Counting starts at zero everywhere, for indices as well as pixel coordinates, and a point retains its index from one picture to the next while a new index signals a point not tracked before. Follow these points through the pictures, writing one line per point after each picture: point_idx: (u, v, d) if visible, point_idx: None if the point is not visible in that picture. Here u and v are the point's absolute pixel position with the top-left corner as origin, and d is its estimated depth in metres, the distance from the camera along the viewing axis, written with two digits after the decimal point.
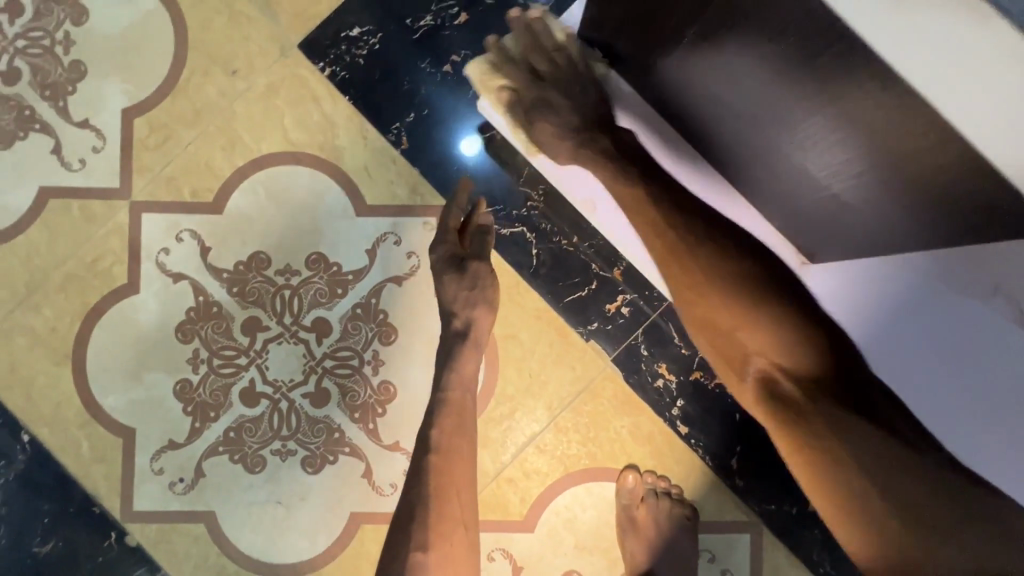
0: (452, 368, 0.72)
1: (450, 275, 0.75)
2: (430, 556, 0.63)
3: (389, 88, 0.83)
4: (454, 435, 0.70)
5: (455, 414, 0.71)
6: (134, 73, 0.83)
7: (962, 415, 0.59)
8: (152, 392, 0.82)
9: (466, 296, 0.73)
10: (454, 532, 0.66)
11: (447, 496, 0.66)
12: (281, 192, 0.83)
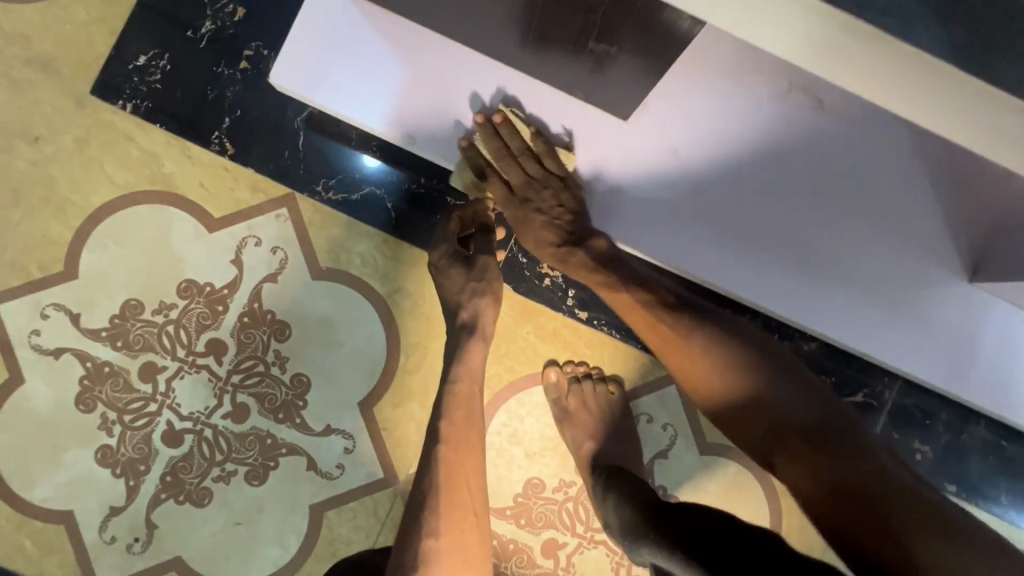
0: (460, 360, 0.75)
1: (456, 270, 0.79)
2: (443, 543, 0.62)
3: (195, 102, 0.84)
4: (464, 426, 0.71)
5: (464, 407, 0.71)
6: None
7: (818, 194, 0.80)
8: (76, 469, 0.82)
9: (472, 288, 0.78)
10: (465, 520, 0.65)
11: (455, 487, 0.66)
12: (128, 236, 0.83)
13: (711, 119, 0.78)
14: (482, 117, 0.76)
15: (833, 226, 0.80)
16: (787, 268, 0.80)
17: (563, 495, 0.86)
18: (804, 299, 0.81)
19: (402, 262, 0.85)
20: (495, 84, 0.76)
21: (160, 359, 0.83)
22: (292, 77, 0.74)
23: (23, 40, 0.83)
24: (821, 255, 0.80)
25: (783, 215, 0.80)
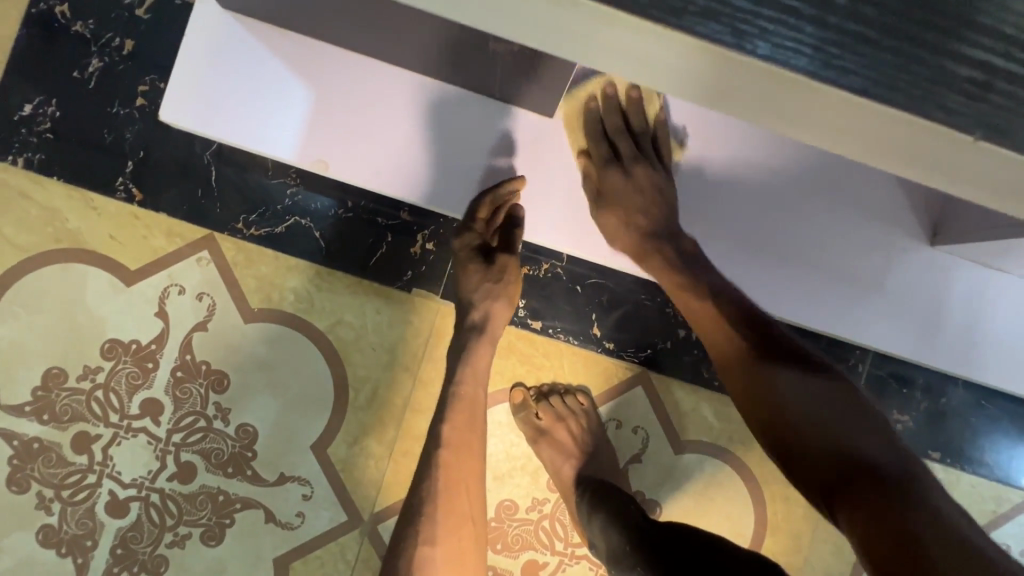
0: (463, 361, 0.71)
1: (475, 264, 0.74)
2: (439, 550, 0.63)
3: (92, 147, 0.77)
4: (466, 431, 0.69)
5: (466, 413, 0.69)
6: None
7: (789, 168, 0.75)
8: (17, 554, 0.77)
9: (489, 289, 0.73)
10: (463, 527, 0.66)
11: (454, 494, 0.66)
12: (41, 300, 0.77)
13: (644, 99, 0.73)
14: (399, 129, 0.70)
15: (793, 197, 0.76)
16: (745, 249, 0.76)
17: (539, 513, 0.83)
18: (770, 273, 0.77)
19: (340, 292, 0.80)
20: (407, 91, 0.69)
21: (94, 426, 0.78)
22: (188, 117, 0.69)
23: None
24: (776, 234, 0.76)
25: (732, 196, 0.75)
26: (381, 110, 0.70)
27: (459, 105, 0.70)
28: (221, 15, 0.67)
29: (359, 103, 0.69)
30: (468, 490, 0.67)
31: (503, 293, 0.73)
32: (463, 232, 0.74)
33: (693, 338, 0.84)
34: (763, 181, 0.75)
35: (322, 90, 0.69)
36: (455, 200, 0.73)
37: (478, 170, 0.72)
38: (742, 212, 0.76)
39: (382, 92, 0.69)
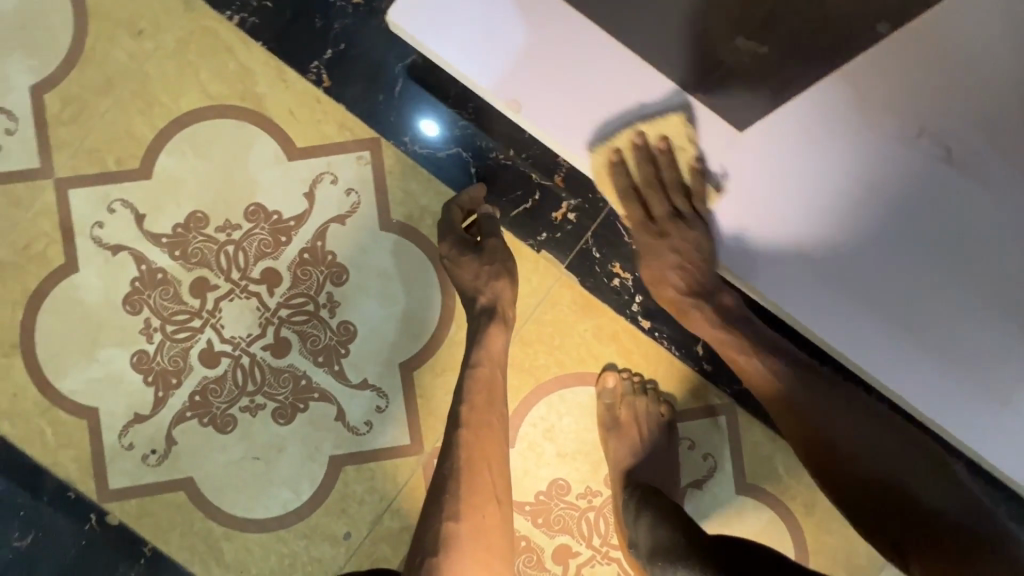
0: (478, 343, 0.71)
1: (469, 257, 0.74)
2: (464, 526, 0.61)
3: (302, 27, 0.82)
4: (486, 410, 0.68)
5: (485, 392, 0.68)
6: (37, 47, 0.80)
7: (947, 257, 0.66)
8: (110, 368, 0.81)
9: (488, 271, 0.73)
10: (486, 505, 0.63)
11: (477, 472, 0.64)
12: (209, 148, 0.82)
13: (805, 136, 0.67)
14: (624, 126, 0.71)
15: (942, 290, 0.66)
16: (883, 327, 0.68)
17: (587, 503, 0.83)
18: (890, 362, 0.68)
19: None
20: (646, 99, 0.70)
21: (214, 276, 0.81)
22: (412, 28, 0.72)
23: None
24: (927, 322, 0.67)
25: (870, 268, 0.67)
26: (584, 74, 0.71)
27: (690, 121, 0.69)
28: None
29: (568, 63, 0.71)
30: (491, 462, 0.65)
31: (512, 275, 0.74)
32: (446, 235, 0.76)
33: None
34: (910, 260, 0.66)
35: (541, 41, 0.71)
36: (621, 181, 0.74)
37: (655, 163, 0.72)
38: (895, 287, 0.67)
39: (590, 59, 0.71)
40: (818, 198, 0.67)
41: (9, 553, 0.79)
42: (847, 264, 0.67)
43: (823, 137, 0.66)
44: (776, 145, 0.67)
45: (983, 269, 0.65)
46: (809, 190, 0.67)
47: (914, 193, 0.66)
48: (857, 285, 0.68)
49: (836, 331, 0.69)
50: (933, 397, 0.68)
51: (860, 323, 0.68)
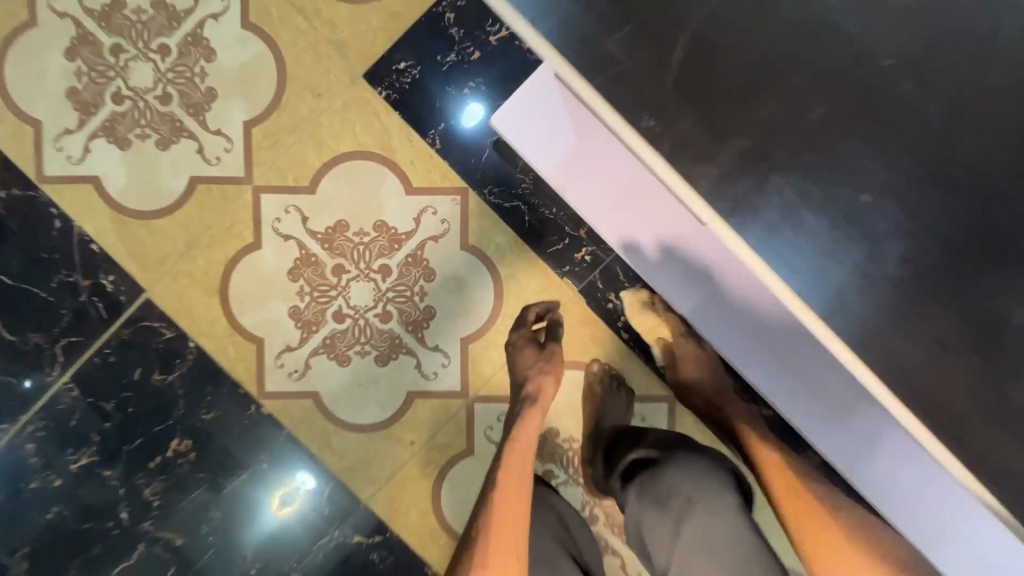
0: (520, 420, 1.09)
1: (529, 350, 1.15)
2: (488, 544, 0.93)
3: (426, 105, 1.21)
4: (514, 468, 1.03)
5: (519, 455, 1.04)
6: (251, 96, 1.20)
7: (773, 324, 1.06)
8: (274, 313, 1.23)
9: (540, 365, 1.14)
10: (504, 531, 0.94)
11: (503, 506, 0.97)
12: (355, 178, 1.22)
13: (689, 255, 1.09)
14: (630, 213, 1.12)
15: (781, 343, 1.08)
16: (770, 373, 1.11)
17: (569, 445, 1.26)
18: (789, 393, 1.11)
19: (522, 258, 1.24)
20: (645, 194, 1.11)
21: (348, 264, 1.23)
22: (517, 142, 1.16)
23: (331, 25, 1.21)
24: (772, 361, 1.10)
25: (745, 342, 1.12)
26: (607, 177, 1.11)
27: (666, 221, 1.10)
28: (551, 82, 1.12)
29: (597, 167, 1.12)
30: (518, 481, 1.01)
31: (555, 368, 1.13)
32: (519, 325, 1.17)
33: None
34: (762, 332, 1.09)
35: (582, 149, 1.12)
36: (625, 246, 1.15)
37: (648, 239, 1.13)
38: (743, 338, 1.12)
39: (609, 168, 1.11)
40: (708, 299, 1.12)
41: (199, 422, 1.24)
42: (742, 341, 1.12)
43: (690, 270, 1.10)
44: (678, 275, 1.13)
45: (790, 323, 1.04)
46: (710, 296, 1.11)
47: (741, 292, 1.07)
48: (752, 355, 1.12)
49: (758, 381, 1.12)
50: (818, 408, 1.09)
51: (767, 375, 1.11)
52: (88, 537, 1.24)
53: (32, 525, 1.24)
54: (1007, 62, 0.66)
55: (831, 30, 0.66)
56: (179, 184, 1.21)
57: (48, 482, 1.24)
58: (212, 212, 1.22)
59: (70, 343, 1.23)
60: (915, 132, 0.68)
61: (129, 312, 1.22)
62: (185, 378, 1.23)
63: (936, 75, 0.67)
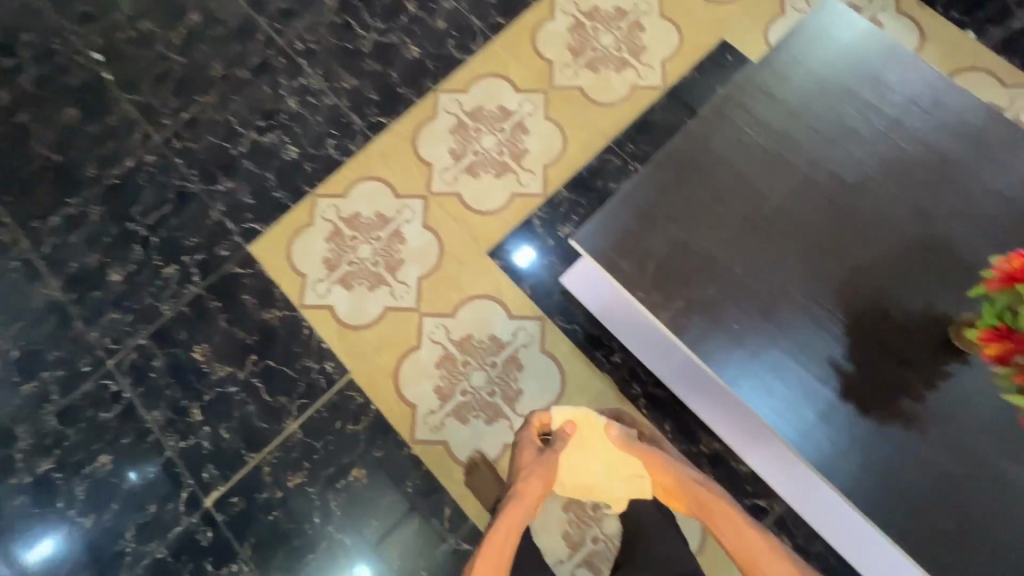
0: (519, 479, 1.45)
1: (529, 443, 1.54)
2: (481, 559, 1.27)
3: (521, 268, 2.10)
4: (510, 514, 1.37)
5: (515, 501, 1.39)
6: (423, 261, 2.13)
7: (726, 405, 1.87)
8: (424, 388, 2.01)
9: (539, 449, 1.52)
10: (497, 552, 1.28)
11: (494, 539, 1.31)
12: (478, 308, 2.07)
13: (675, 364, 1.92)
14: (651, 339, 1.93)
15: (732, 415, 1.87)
16: (736, 437, 1.85)
17: None
18: (751, 449, 1.84)
19: (577, 358, 2.00)
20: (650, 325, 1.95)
21: (473, 360, 2.02)
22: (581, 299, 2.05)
23: (470, 224, 2.16)
24: (735, 430, 1.85)
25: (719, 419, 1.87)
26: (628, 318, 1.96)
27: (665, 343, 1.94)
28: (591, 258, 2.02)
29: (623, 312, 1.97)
30: (513, 529, 1.34)
31: (544, 461, 1.47)
32: (526, 428, 1.57)
33: (705, 451, 1.89)
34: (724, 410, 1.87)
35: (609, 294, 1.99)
36: (648, 357, 1.93)
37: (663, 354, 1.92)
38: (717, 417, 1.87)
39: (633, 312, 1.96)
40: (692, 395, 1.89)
41: (372, 457, 1.97)
42: (715, 416, 1.87)
43: (677, 376, 1.91)
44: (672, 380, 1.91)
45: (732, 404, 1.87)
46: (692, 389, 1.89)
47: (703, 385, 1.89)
48: (726, 425, 1.86)
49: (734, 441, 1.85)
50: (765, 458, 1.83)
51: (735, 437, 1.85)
52: (295, 533, 1.93)
53: (261, 522, 1.94)
54: (812, 266, 1.40)
55: (728, 250, 1.42)
56: (377, 310, 2.09)
57: (275, 493, 1.96)
58: (394, 326, 2.07)
59: (303, 403, 2.03)
60: (778, 295, 1.38)
61: (340, 385, 2.03)
62: (367, 427, 1.99)
63: (781, 269, 1.40)
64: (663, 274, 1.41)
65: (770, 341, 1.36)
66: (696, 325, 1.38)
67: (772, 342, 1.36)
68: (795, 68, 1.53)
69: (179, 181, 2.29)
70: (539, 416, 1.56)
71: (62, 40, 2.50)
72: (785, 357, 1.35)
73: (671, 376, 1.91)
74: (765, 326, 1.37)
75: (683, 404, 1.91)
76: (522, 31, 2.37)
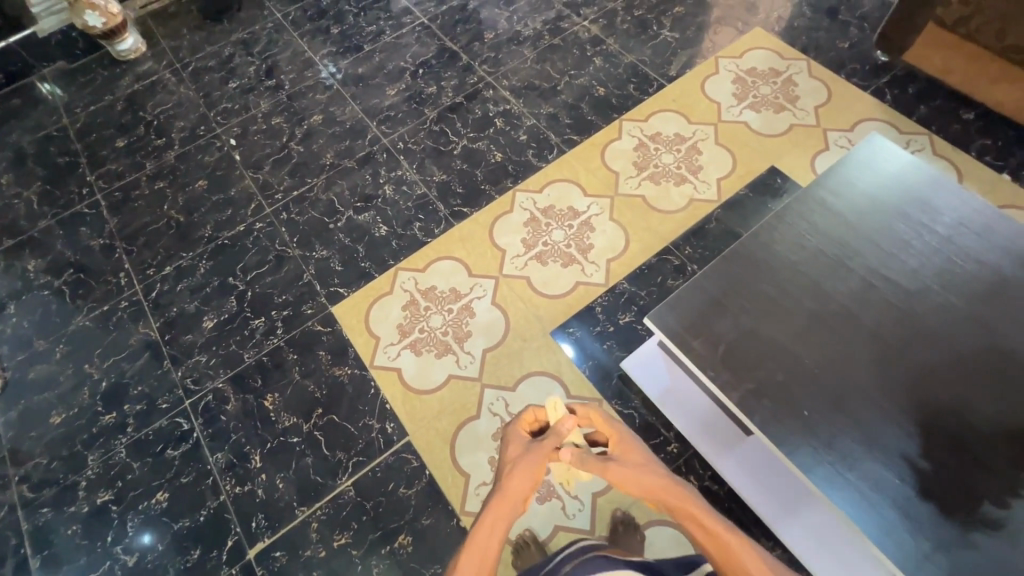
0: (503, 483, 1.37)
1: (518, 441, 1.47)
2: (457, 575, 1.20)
3: (582, 351, 2.21)
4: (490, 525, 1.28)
5: (499, 508, 1.31)
6: (489, 336, 2.28)
7: (791, 509, 1.82)
8: (479, 458, 2.04)
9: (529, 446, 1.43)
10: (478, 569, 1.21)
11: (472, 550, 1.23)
12: (538, 385, 2.16)
13: (735, 456, 1.91)
14: (710, 427, 1.96)
15: (797, 519, 1.80)
16: (802, 545, 1.76)
17: None
18: (819, 562, 1.74)
19: None
20: (709, 412, 1.98)
21: None
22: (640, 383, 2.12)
23: (536, 306, 2.33)
24: (801, 537, 1.77)
25: (782, 522, 1.80)
26: (685, 406, 2.01)
27: (725, 432, 1.95)
28: (650, 347, 2.14)
29: (680, 399, 2.02)
30: (496, 531, 1.27)
31: (529, 462, 1.38)
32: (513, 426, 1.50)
33: None
34: (788, 512, 1.81)
35: (666, 384, 2.06)
36: (706, 446, 1.93)
37: (722, 444, 1.93)
38: (780, 519, 1.81)
39: (693, 399, 2.01)
40: (754, 491, 1.85)
41: (419, 525, 1.95)
42: (779, 518, 1.81)
43: (737, 469, 1.89)
44: (731, 473, 1.89)
45: (797, 506, 1.82)
46: (752, 484, 1.86)
47: (764, 482, 1.86)
48: (790, 529, 1.79)
49: (801, 549, 1.76)
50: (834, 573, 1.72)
51: (801, 545, 1.77)
52: None
53: None
54: (869, 365, 1.48)
55: (786, 342, 1.52)
56: (441, 377, 2.20)
57: (317, 552, 1.94)
58: (456, 394, 2.17)
59: (359, 460, 2.07)
60: (839, 391, 1.45)
61: (397, 446, 2.09)
62: (418, 493, 2.00)
63: (840, 366, 1.48)
64: (731, 358, 1.52)
65: (836, 435, 1.41)
66: (765, 408, 1.46)
67: (837, 437, 1.41)
68: (848, 188, 1.73)
69: (280, 246, 2.59)
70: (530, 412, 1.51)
71: (207, 127, 3.01)
72: (851, 451, 1.39)
73: (731, 468, 1.89)
74: (828, 420, 1.43)
75: (743, 503, 1.87)
76: (593, 146, 2.73)
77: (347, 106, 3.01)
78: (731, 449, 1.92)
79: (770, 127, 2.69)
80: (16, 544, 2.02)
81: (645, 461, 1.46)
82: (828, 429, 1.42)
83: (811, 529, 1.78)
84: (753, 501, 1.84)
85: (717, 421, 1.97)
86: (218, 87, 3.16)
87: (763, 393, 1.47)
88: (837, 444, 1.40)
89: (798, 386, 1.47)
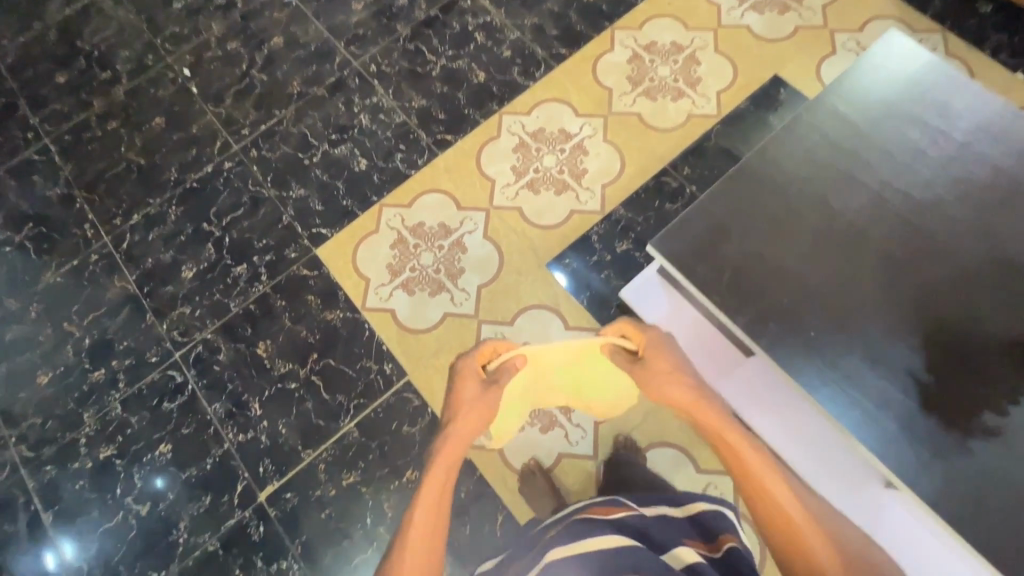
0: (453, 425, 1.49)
1: (477, 378, 1.60)
2: (409, 533, 1.25)
3: (579, 281, 2.16)
4: (443, 473, 1.36)
5: (448, 453, 1.40)
6: (483, 271, 2.20)
7: (787, 422, 1.86)
8: None
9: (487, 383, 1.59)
10: (430, 522, 1.27)
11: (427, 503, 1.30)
12: (536, 318, 2.12)
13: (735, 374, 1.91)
14: (710, 347, 1.93)
15: (793, 431, 1.85)
16: (798, 456, 1.82)
17: None
18: (813, 471, 1.80)
19: None
20: (709, 333, 1.95)
21: None
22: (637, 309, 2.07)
23: (530, 237, 2.24)
24: (797, 448, 1.83)
25: (778, 435, 1.85)
26: (684, 329, 1.96)
27: (724, 352, 1.93)
28: (647, 272, 2.07)
29: (679, 322, 1.97)
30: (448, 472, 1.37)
31: (481, 401, 1.54)
32: (468, 358, 1.63)
33: None
34: (784, 425, 1.86)
35: (664, 308, 2.01)
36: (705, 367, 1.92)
37: (722, 364, 1.92)
38: (776, 431, 1.85)
39: (692, 321, 1.96)
40: (752, 407, 1.88)
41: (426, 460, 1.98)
42: (775, 432, 1.85)
43: (735, 388, 1.90)
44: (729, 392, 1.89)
45: (793, 419, 1.86)
46: (750, 401, 1.88)
47: (762, 400, 1.88)
48: (785, 441, 1.84)
49: (797, 459, 1.81)
50: (828, 479, 1.78)
51: (796, 455, 1.82)
52: (346, 532, 1.93)
53: (313, 520, 1.95)
54: (874, 280, 1.44)
55: (792, 261, 1.47)
56: (437, 315, 2.15)
57: (328, 491, 1.97)
58: (453, 332, 2.13)
59: (360, 402, 2.06)
60: (845, 309, 1.42)
61: (397, 386, 2.07)
62: (422, 430, 2.02)
63: (846, 283, 1.44)
64: (736, 283, 1.47)
65: (842, 354, 1.40)
66: (771, 331, 1.43)
67: (842, 356, 1.39)
68: (862, 92, 1.61)
69: (254, 186, 2.42)
70: (482, 348, 1.64)
71: (155, 56, 2.71)
72: (855, 368, 1.38)
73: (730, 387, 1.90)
74: (834, 341, 1.41)
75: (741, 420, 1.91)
76: (583, 60, 2.51)
77: (309, 25, 2.71)
78: (730, 368, 1.91)
79: (774, 30, 2.49)
80: (24, 501, 2.03)
81: (671, 372, 1.51)
82: (833, 349, 1.40)
83: (806, 439, 1.83)
84: (751, 418, 1.87)
85: (717, 340, 1.94)
86: (162, 8, 2.81)
87: (768, 316, 1.44)
88: (842, 362, 1.39)
89: (803, 307, 1.43)
